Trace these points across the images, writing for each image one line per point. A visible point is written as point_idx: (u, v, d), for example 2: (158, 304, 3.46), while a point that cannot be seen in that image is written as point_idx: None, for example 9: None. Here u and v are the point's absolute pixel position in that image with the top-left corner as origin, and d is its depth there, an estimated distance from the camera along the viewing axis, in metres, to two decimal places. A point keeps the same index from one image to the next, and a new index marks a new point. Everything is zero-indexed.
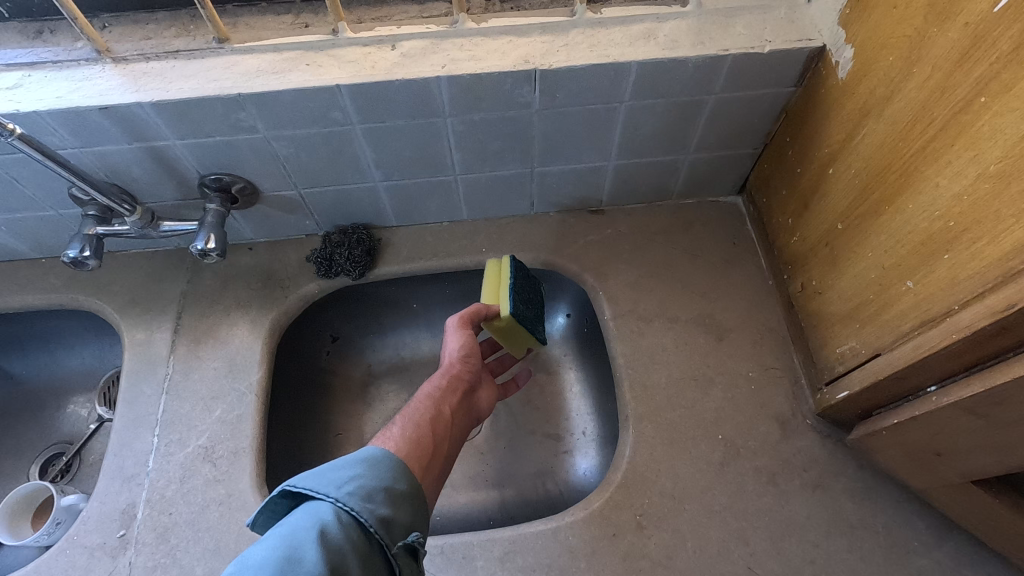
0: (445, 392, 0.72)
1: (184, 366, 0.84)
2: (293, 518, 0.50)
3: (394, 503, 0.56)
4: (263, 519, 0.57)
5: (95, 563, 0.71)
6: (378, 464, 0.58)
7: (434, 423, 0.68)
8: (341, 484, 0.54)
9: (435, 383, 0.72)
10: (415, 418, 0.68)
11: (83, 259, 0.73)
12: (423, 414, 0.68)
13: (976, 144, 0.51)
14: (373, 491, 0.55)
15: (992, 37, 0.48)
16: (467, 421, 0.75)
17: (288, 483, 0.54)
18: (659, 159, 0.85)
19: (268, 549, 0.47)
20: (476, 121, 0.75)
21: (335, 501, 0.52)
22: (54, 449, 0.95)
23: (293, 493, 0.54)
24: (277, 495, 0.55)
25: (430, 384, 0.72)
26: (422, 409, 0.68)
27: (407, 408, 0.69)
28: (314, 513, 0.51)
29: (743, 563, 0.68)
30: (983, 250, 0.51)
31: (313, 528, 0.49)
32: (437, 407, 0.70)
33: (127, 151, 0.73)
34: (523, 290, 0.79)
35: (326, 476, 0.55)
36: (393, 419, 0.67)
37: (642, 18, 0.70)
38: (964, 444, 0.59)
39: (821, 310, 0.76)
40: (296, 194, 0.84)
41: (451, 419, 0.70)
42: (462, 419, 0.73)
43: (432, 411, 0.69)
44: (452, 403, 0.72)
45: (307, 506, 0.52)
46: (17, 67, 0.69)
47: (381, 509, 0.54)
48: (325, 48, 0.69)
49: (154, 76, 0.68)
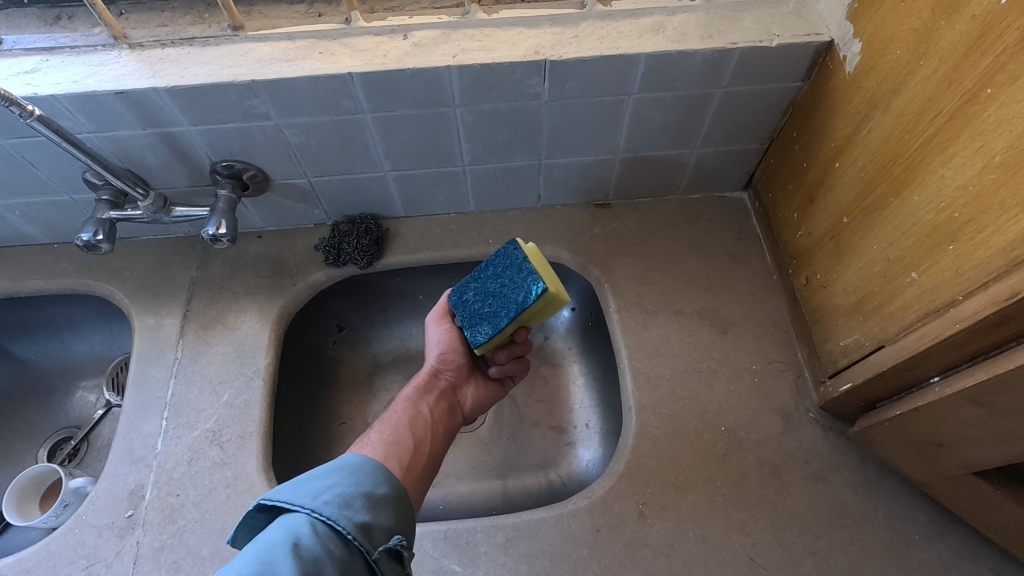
0: (421, 393, 0.73)
1: (193, 351, 0.85)
2: (267, 534, 0.48)
3: (374, 508, 0.53)
4: (244, 534, 0.55)
5: (103, 542, 0.71)
6: (357, 470, 0.56)
7: (412, 422, 0.69)
8: (317, 494, 0.52)
9: (412, 386, 0.74)
10: (394, 420, 0.69)
11: (96, 242, 0.74)
12: (402, 415, 0.69)
13: (982, 135, 0.51)
14: (352, 498, 0.52)
15: (998, 29, 0.49)
16: (451, 421, 0.75)
17: (264, 497, 0.53)
18: (666, 153, 0.86)
19: (237, 566, 0.45)
20: (486, 112, 0.76)
21: (309, 512, 0.50)
22: (63, 433, 0.96)
23: (270, 506, 0.53)
24: (254, 510, 0.53)
25: (409, 387, 0.74)
26: (399, 411, 0.69)
27: (387, 413, 0.71)
28: (288, 526, 0.49)
29: (744, 553, 0.68)
30: (987, 241, 0.52)
31: (286, 542, 0.47)
32: (415, 408, 0.71)
33: (141, 137, 0.74)
34: (489, 280, 0.67)
35: (302, 486, 0.53)
36: (373, 424, 0.69)
37: (651, 11, 0.71)
38: (966, 435, 0.59)
39: (826, 303, 0.77)
40: (306, 183, 0.85)
41: (431, 417, 0.71)
42: (444, 418, 0.73)
43: (411, 412, 0.70)
44: (430, 403, 0.73)
45: (283, 519, 0.50)
46: (35, 51, 0.70)
47: (360, 516, 0.51)
48: (338, 36, 0.70)
49: (169, 62, 0.69)
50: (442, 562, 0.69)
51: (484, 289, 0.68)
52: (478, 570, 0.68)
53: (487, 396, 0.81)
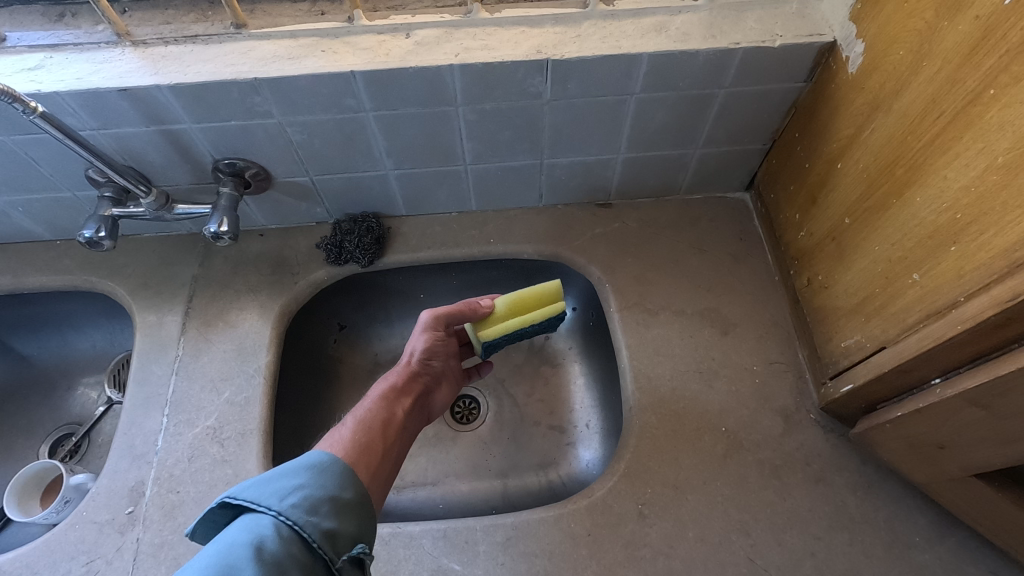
0: (397, 394, 0.71)
1: (194, 348, 0.85)
2: (229, 534, 0.48)
3: (340, 513, 0.53)
4: (204, 529, 0.54)
5: (103, 538, 0.71)
6: (323, 472, 0.55)
7: (386, 425, 0.67)
8: (283, 495, 0.52)
9: (389, 384, 0.72)
10: (366, 419, 0.67)
11: (99, 239, 0.74)
12: (375, 415, 0.68)
13: (984, 136, 0.51)
14: (318, 503, 0.52)
15: (1001, 30, 0.49)
16: (417, 424, 0.74)
17: (229, 495, 0.52)
18: (668, 152, 0.86)
19: (198, 567, 0.44)
20: (487, 111, 0.76)
21: (275, 515, 0.50)
22: (65, 430, 0.96)
23: (234, 504, 0.52)
24: (216, 507, 0.53)
25: (385, 384, 0.71)
26: (373, 410, 0.68)
27: (357, 409, 0.68)
28: (252, 528, 0.48)
29: (744, 554, 0.68)
30: (990, 242, 0.52)
31: (250, 544, 0.47)
32: (389, 409, 0.69)
33: (144, 135, 0.74)
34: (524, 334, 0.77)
35: (267, 487, 0.53)
36: (343, 420, 0.66)
37: (653, 11, 0.71)
38: (967, 437, 0.59)
39: (827, 304, 0.76)
40: (308, 181, 0.85)
41: (402, 421, 0.70)
42: (413, 421, 0.73)
43: (384, 413, 0.68)
44: (404, 406, 0.71)
45: (246, 519, 0.50)
46: (39, 48, 0.70)
47: (325, 522, 0.51)
48: (341, 35, 0.71)
49: (172, 59, 0.69)
50: (442, 561, 0.69)
51: (518, 339, 0.78)
52: (477, 569, 0.68)
53: (452, 402, 0.82)
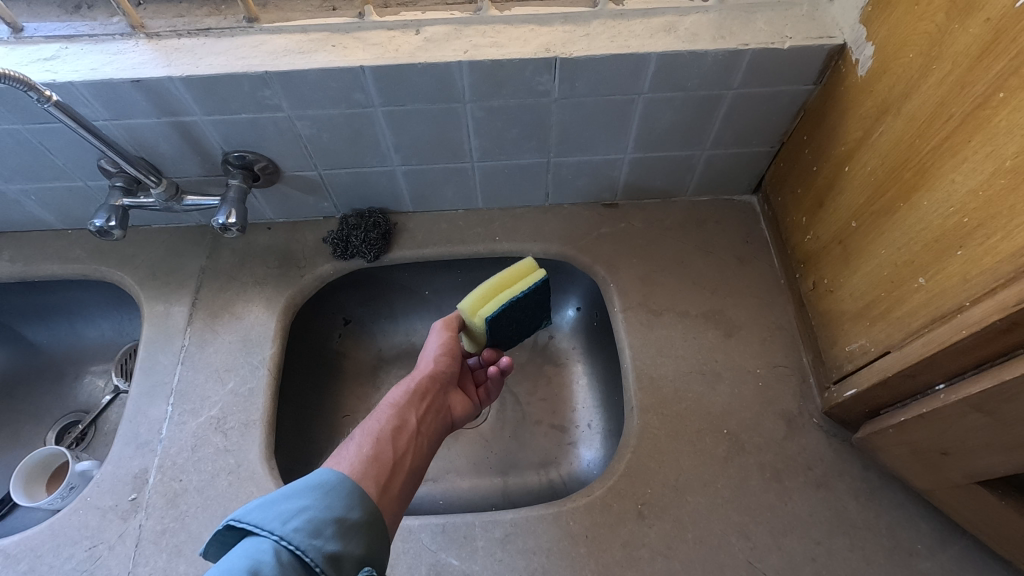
0: (410, 403, 0.68)
1: (200, 338, 0.86)
2: (227, 559, 0.46)
3: (345, 535, 0.51)
4: (216, 549, 0.53)
5: (106, 524, 0.72)
6: (331, 492, 0.54)
7: (396, 434, 0.64)
8: (287, 519, 0.50)
9: (400, 393, 0.69)
10: (375, 431, 0.64)
11: (109, 229, 0.76)
12: (385, 426, 0.64)
13: (993, 139, 0.51)
14: (322, 525, 0.50)
15: (1012, 32, 0.48)
16: (437, 432, 0.71)
17: (232, 517, 0.50)
18: (675, 153, 0.86)
19: None
20: (496, 108, 0.76)
21: (276, 540, 0.48)
22: (72, 417, 0.97)
23: (236, 527, 0.50)
24: (222, 529, 0.51)
25: (396, 394, 0.68)
26: (382, 421, 0.64)
27: (368, 422, 0.66)
28: (252, 553, 0.46)
29: (743, 557, 0.68)
30: (997, 245, 0.51)
31: (248, 570, 0.44)
32: (400, 418, 0.66)
33: (155, 126, 0.75)
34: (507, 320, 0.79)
35: (271, 509, 0.51)
36: (350, 434, 0.64)
37: (664, 11, 0.71)
38: (970, 443, 0.59)
39: (832, 308, 0.76)
40: (317, 176, 0.86)
41: (416, 430, 0.67)
42: (430, 428, 0.69)
43: (396, 421, 0.65)
44: (418, 414, 0.68)
45: (247, 543, 0.48)
46: (55, 39, 0.71)
47: (329, 545, 0.49)
48: (350, 30, 0.71)
49: (185, 52, 0.70)
50: (440, 556, 0.69)
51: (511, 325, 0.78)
52: (476, 565, 0.68)
53: (469, 406, 0.78)
